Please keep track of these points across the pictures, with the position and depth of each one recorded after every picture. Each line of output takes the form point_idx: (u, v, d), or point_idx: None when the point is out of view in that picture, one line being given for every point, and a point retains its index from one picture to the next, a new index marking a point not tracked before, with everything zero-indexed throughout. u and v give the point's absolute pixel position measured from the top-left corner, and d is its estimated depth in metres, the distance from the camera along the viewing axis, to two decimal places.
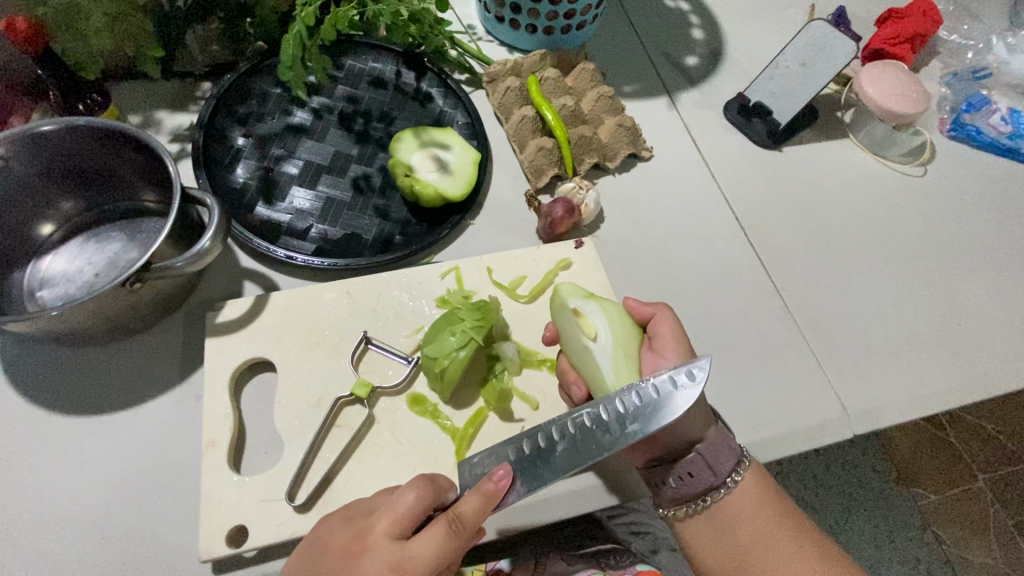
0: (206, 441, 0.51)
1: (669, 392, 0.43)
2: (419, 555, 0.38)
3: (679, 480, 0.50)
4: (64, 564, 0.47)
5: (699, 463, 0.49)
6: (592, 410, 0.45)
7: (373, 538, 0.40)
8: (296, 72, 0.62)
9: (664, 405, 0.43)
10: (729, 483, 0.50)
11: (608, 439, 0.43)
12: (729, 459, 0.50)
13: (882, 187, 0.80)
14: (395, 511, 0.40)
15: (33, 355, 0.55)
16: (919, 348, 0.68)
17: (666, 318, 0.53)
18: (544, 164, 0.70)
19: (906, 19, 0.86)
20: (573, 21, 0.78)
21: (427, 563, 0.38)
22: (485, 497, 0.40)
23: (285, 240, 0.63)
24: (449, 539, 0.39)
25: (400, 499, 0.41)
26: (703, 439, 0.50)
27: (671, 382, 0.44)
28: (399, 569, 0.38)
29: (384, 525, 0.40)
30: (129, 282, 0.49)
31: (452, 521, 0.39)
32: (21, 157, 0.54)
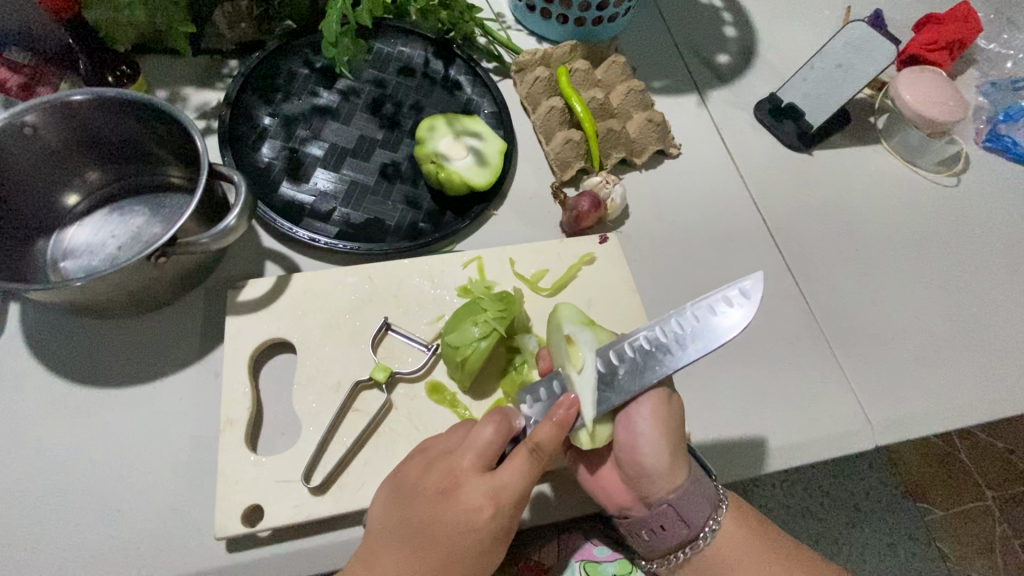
0: (224, 419, 0.51)
1: (723, 311, 0.45)
2: (510, 483, 0.43)
3: (653, 532, 0.49)
4: (81, 533, 0.47)
5: (673, 516, 0.48)
6: (649, 333, 0.47)
7: (464, 474, 0.43)
8: (340, 50, 0.63)
9: (720, 324, 0.45)
10: (706, 534, 0.48)
11: (668, 358, 0.45)
12: (703, 510, 0.48)
13: (913, 195, 0.78)
14: (477, 447, 0.44)
15: (56, 325, 0.55)
16: (945, 361, 0.66)
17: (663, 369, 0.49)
18: (570, 157, 0.70)
19: (946, 24, 0.84)
20: (605, 13, 0.77)
21: (517, 488, 0.43)
22: (560, 426, 0.43)
23: (308, 222, 0.62)
24: (532, 467, 0.43)
25: (481, 435, 0.44)
26: (673, 492, 0.47)
27: (722, 301, 0.45)
28: (495, 496, 0.42)
29: (471, 461, 0.43)
30: (154, 255, 0.48)
31: (533, 450, 0.43)
32: (50, 127, 0.53)
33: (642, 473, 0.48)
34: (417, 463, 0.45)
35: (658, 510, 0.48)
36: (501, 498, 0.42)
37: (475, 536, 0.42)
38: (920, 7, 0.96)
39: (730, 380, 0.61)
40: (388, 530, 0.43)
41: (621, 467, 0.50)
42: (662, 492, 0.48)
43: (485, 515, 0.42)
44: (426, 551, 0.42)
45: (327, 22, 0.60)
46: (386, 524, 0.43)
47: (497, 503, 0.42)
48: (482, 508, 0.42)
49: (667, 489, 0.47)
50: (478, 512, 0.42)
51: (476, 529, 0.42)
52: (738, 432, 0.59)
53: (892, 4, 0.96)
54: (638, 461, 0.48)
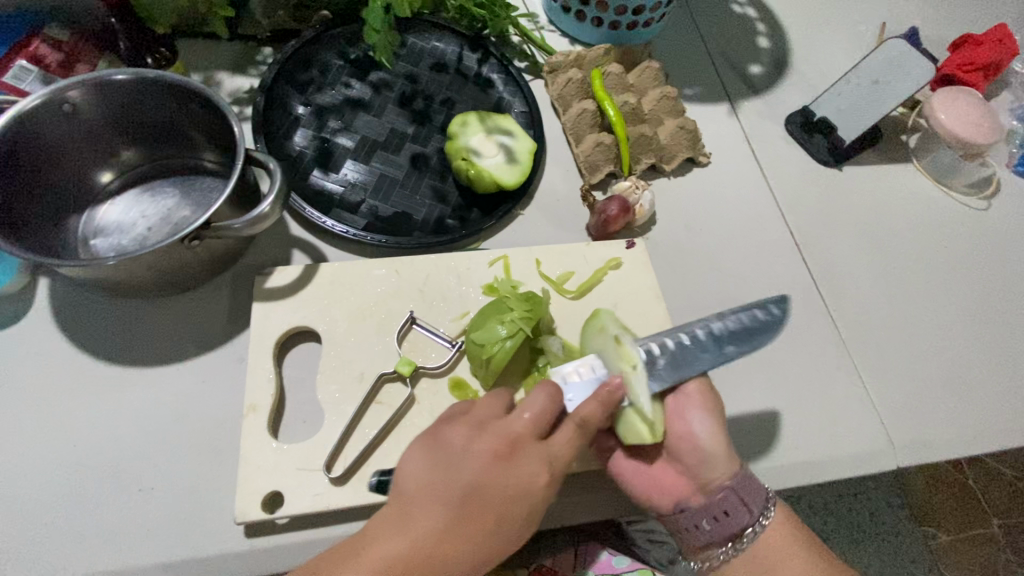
0: (248, 405, 0.51)
1: (752, 321, 0.52)
2: (564, 452, 0.44)
3: (714, 521, 0.50)
4: (102, 510, 0.48)
5: (733, 500, 0.49)
6: (688, 331, 0.51)
7: (522, 438, 0.43)
8: (382, 37, 0.62)
9: (750, 332, 0.52)
10: (760, 521, 0.50)
11: (704, 356, 0.51)
12: (759, 497, 0.50)
13: (942, 216, 0.77)
14: (533, 413, 0.44)
15: (86, 302, 0.56)
16: (969, 387, 0.65)
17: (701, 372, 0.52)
18: (600, 160, 0.69)
19: (983, 46, 0.82)
20: (641, 18, 0.76)
21: (568, 455, 0.44)
22: (600, 403, 0.45)
23: (337, 212, 0.62)
24: (581, 438, 0.45)
25: (536, 404, 0.44)
26: (734, 477, 0.50)
27: (751, 312, 0.53)
28: (551, 463, 0.43)
29: (527, 428, 0.43)
30: (188, 238, 0.49)
31: (580, 424, 0.45)
32: (90, 104, 0.54)
33: (701, 460, 0.51)
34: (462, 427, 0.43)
35: (719, 495, 0.49)
36: (556, 465, 0.43)
37: (529, 502, 0.42)
38: (956, 27, 0.95)
39: (752, 393, 0.61)
40: (431, 493, 0.41)
41: (679, 457, 0.52)
42: (721, 476, 0.50)
43: (542, 480, 0.42)
44: (477, 515, 0.40)
45: (370, 10, 0.60)
46: (426, 486, 0.41)
47: (552, 469, 0.43)
48: (538, 474, 0.42)
49: (726, 474, 0.50)
50: (536, 477, 0.42)
51: (532, 495, 0.42)
52: (760, 446, 0.58)
53: (929, 22, 0.95)
54: (697, 445, 0.51)
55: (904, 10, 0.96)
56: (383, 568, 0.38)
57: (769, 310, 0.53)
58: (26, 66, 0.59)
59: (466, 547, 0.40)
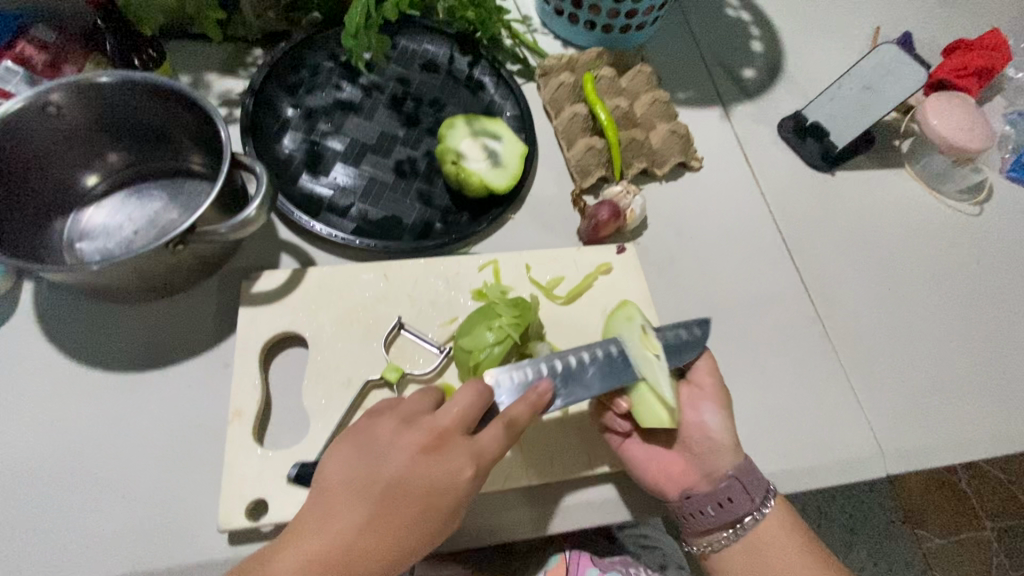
0: (233, 411, 0.51)
1: (678, 340, 0.53)
2: (491, 448, 0.43)
3: (718, 507, 0.51)
4: (83, 517, 0.47)
5: (739, 487, 0.50)
6: (618, 344, 0.52)
7: (447, 435, 0.42)
8: (360, 40, 0.61)
9: (675, 350, 0.53)
10: (761, 511, 0.51)
11: (631, 368, 0.51)
12: (761, 487, 0.51)
13: (933, 221, 0.77)
14: (461, 407, 0.43)
15: (70, 306, 0.55)
16: (960, 393, 0.65)
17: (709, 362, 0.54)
18: (591, 164, 0.69)
19: (976, 51, 0.83)
20: (633, 21, 0.76)
21: (496, 452, 0.43)
22: (531, 404, 0.45)
23: (325, 215, 0.62)
24: (510, 437, 0.44)
25: (462, 404, 0.43)
26: (738, 466, 0.51)
27: (675, 333, 0.54)
28: (477, 460, 0.42)
29: (454, 423, 0.43)
30: (172, 243, 0.48)
31: (508, 422, 0.44)
32: (74, 106, 0.53)
33: (709, 449, 0.51)
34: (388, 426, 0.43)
35: (725, 482, 0.50)
36: (482, 463, 0.42)
37: (451, 497, 0.41)
38: (950, 31, 0.95)
39: (742, 399, 0.61)
40: (351, 488, 0.40)
41: (688, 445, 0.52)
42: (727, 465, 0.51)
43: (466, 477, 0.41)
44: (392, 510, 0.40)
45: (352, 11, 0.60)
46: (348, 483, 0.41)
47: (478, 465, 0.42)
48: (462, 469, 0.41)
49: (733, 463, 0.51)
50: (459, 473, 0.41)
51: (453, 490, 0.41)
52: (750, 452, 0.58)
53: (922, 27, 0.95)
54: (706, 434, 0.51)
55: (898, 15, 0.96)
56: (300, 566, 0.38)
57: (693, 331, 0.54)
58: (11, 68, 0.59)
59: (382, 541, 0.39)
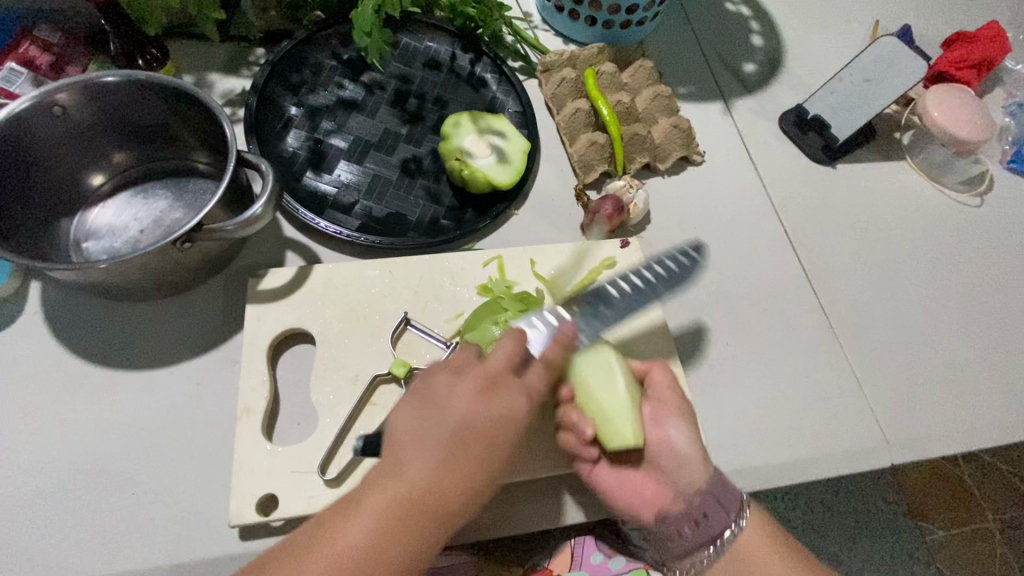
0: (241, 407, 0.51)
1: (679, 262, 0.57)
2: (539, 383, 0.45)
3: (694, 526, 0.51)
4: (94, 515, 0.48)
5: (711, 503, 0.50)
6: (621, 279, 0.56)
7: (500, 376, 0.43)
8: (373, 38, 0.62)
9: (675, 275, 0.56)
10: (737, 526, 0.51)
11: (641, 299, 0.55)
12: (733, 501, 0.51)
13: (935, 212, 0.77)
14: (506, 351, 0.45)
15: (78, 305, 0.55)
16: (963, 383, 0.66)
17: (663, 374, 0.54)
18: (594, 159, 0.69)
19: (975, 43, 0.83)
20: (634, 17, 0.76)
21: (541, 388, 0.46)
22: (560, 346, 0.49)
23: (330, 213, 0.62)
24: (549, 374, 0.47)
25: (506, 347, 0.45)
26: (708, 480, 0.51)
27: (671, 257, 0.58)
28: (528, 393, 0.44)
29: (504, 365, 0.44)
30: (180, 240, 0.48)
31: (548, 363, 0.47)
32: (80, 106, 0.53)
33: (678, 465, 0.52)
34: (439, 374, 0.44)
35: (696, 499, 0.51)
36: (533, 397, 0.44)
37: (512, 429, 0.42)
38: (948, 24, 0.96)
39: (746, 391, 0.61)
40: (417, 436, 0.41)
41: (657, 465, 0.53)
42: (698, 480, 0.51)
43: (521, 409, 0.43)
44: (462, 449, 0.40)
45: (363, 10, 0.61)
46: (412, 430, 0.41)
47: (531, 399, 0.44)
48: (519, 403, 0.43)
49: (702, 479, 0.51)
50: (517, 408, 0.43)
51: (514, 423, 0.43)
52: (755, 443, 0.58)
53: (922, 20, 0.95)
54: (673, 450, 0.52)
55: (898, 8, 0.96)
56: (383, 509, 0.38)
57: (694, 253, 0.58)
58: (16, 69, 0.59)
59: (458, 479, 0.40)
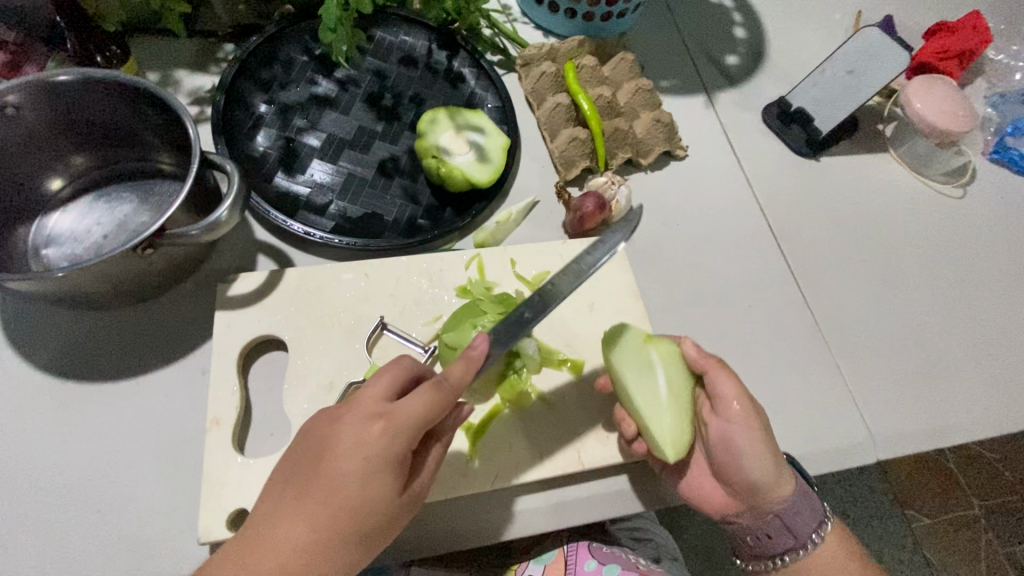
0: (211, 419, 0.49)
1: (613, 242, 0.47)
2: (407, 403, 0.39)
3: (761, 537, 0.51)
4: (57, 535, 0.46)
5: (781, 525, 0.50)
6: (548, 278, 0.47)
7: (364, 395, 0.40)
8: (338, 34, 0.59)
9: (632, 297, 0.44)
10: (811, 543, 0.51)
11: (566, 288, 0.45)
12: (810, 520, 0.50)
13: (919, 205, 0.77)
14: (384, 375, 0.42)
15: (37, 315, 0.53)
16: (949, 376, 0.66)
17: (729, 381, 0.49)
18: (575, 155, 0.68)
19: (957, 33, 0.82)
20: (615, 9, 0.75)
21: (411, 410, 0.39)
22: (465, 362, 0.41)
23: (303, 214, 0.60)
24: (432, 396, 0.39)
25: (382, 372, 0.42)
26: (785, 503, 0.50)
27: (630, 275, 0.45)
28: (386, 415, 0.39)
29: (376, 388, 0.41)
30: (141, 247, 0.46)
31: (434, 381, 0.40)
32: (34, 107, 0.51)
33: (749, 489, 0.49)
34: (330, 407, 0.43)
35: (768, 518, 0.50)
36: (393, 422, 0.38)
37: (358, 452, 0.38)
38: (930, 14, 0.95)
39: None
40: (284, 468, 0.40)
41: (729, 482, 0.50)
42: (775, 502, 0.49)
43: (372, 434, 0.38)
44: (310, 482, 0.38)
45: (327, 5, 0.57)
46: (284, 472, 0.39)
47: (389, 420, 0.38)
48: (371, 429, 0.38)
49: (778, 502, 0.49)
50: (367, 428, 0.38)
51: (367, 445, 0.38)
52: None
53: (905, 10, 0.95)
54: (748, 479, 0.49)
55: None
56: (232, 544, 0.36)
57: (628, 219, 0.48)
58: None
59: (300, 509, 0.37)
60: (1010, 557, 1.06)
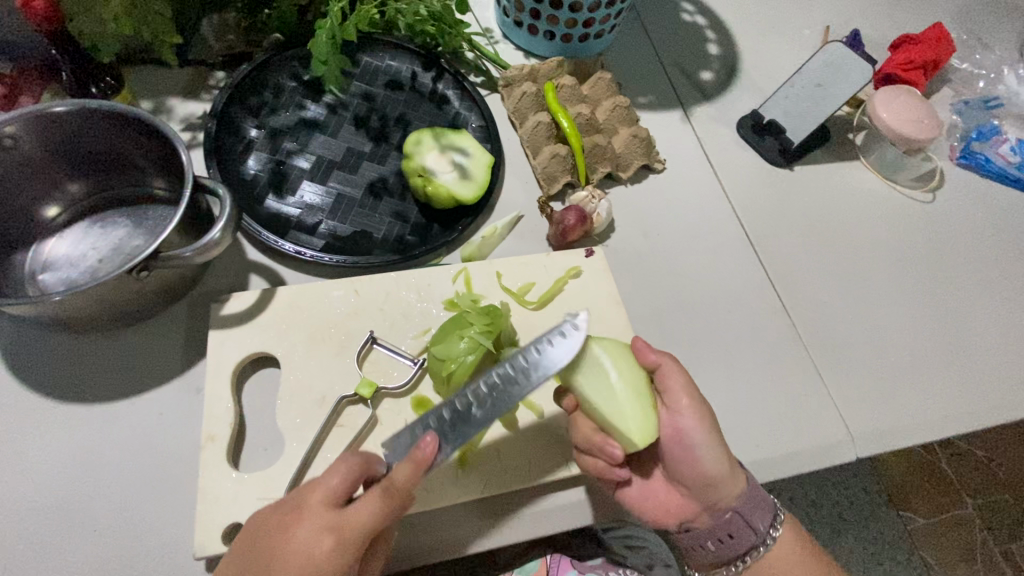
0: (205, 435, 0.50)
1: (563, 336, 0.47)
2: (357, 522, 0.40)
3: (718, 542, 0.52)
4: (53, 555, 0.46)
5: (739, 523, 0.51)
6: (499, 371, 0.46)
7: (311, 506, 0.40)
8: (330, 66, 0.63)
9: (560, 354, 0.46)
10: (768, 540, 0.52)
11: (520, 387, 0.45)
12: (766, 516, 0.52)
13: (890, 209, 0.80)
14: (329, 482, 0.41)
15: (34, 339, 0.54)
16: (924, 375, 0.68)
17: (674, 371, 0.52)
18: (557, 171, 0.70)
19: (921, 45, 0.86)
20: (591, 30, 0.78)
21: (361, 525, 0.40)
22: (416, 466, 0.42)
23: (294, 235, 0.62)
24: (383, 505, 0.41)
25: (328, 475, 0.41)
26: (740, 498, 0.51)
27: (562, 331, 0.47)
28: (336, 529, 0.39)
29: (323, 495, 0.40)
30: (136, 269, 0.48)
31: (385, 489, 0.41)
32: (32, 138, 0.53)
33: (706, 485, 0.51)
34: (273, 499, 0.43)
35: (725, 516, 0.51)
36: (343, 536, 0.39)
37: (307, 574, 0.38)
38: (896, 27, 0.99)
39: (714, 392, 0.62)
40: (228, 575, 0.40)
41: (683, 482, 0.52)
42: (730, 499, 0.51)
43: (323, 551, 0.39)
44: None
45: (318, 41, 0.61)
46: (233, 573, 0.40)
47: (338, 536, 0.39)
48: (321, 544, 0.39)
49: (733, 498, 0.51)
50: (315, 546, 0.39)
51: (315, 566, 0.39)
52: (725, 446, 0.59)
53: (871, 24, 0.99)
54: (700, 471, 0.51)
55: (848, 13, 0.99)
56: None
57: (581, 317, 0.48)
58: None
59: None
60: (1006, 555, 1.06)
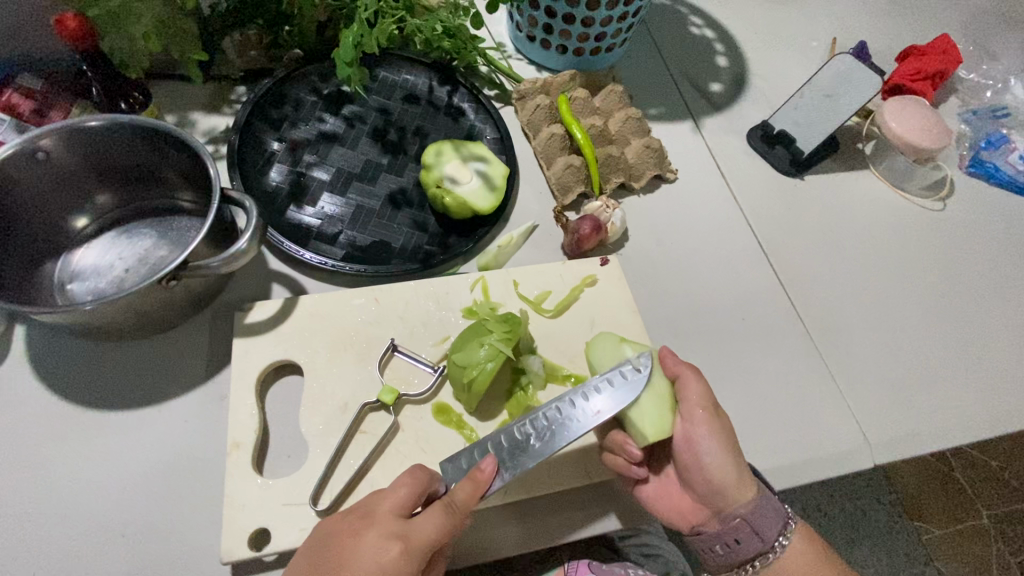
0: (231, 442, 0.51)
1: (618, 379, 0.51)
2: (425, 530, 0.42)
3: (727, 546, 0.52)
4: (81, 561, 0.47)
5: (747, 530, 0.51)
6: (556, 407, 0.49)
7: (381, 513, 0.42)
8: (352, 71, 0.63)
9: (615, 396, 0.50)
10: (778, 546, 0.52)
11: (576, 424, 0.48)
12: (775, 524, 0.51)
13: (901, 218, 0.81)
14: (400, 492, 0.43)
15: (63, 348, 0.55)
16: (940, 381, 0.68)
17: (691, 380, 0.53)
18: (571, 181, 0.71)
19: (928, 56, 0.87)
20: (603, 44, 0.79)
21: (428, 536, 0.42)
22: (474, 484, 0.44)
23: (315, 244, 0.63)
24: (447, 517, 0.43)
25: (398, 486, 0.44)
26: (748, 504, 0.51)
27: (611, 378, 0.51)
28: (403, 537, 0.41)
29: (393, 503, 0.43)
30: (165, 279, 0.49)
31: (448, 502, 0.43)
32: (64, 151, 0.55)
33: (714, 490, 0.51)
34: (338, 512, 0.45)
35: (733, 523, 0.51)
36: (410, 544, 0.41)
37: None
38: (901, 39, 1.01)
39: (730, 398, 0.62)
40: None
41: (694, 486, 0.53)
42: (739, 505, 0.51)
43: (391, 557, 0.40)
44: None
45: (340, 48, 0.61)
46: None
47: (407, 544, 0.41)
48: (389, 550, 0.40)
49: (742, 504, 0.51)
50: (384, 552, 0.40)
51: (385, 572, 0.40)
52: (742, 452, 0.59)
53: (877, 35, 1.00)
54: (708, 476, 0.51)
55: (854, 25, 1.01)
56: None
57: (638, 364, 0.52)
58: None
59: None
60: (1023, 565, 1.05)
